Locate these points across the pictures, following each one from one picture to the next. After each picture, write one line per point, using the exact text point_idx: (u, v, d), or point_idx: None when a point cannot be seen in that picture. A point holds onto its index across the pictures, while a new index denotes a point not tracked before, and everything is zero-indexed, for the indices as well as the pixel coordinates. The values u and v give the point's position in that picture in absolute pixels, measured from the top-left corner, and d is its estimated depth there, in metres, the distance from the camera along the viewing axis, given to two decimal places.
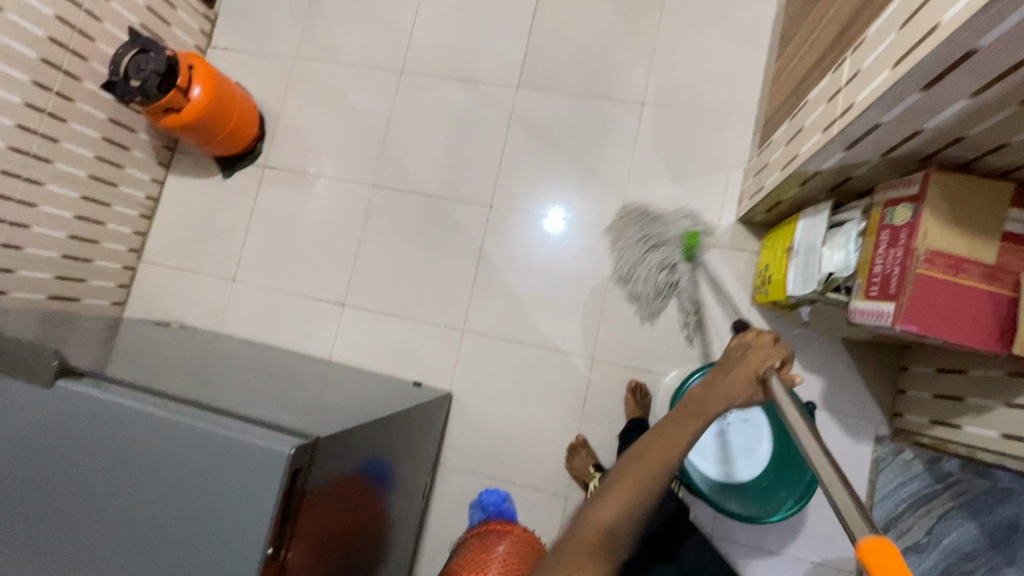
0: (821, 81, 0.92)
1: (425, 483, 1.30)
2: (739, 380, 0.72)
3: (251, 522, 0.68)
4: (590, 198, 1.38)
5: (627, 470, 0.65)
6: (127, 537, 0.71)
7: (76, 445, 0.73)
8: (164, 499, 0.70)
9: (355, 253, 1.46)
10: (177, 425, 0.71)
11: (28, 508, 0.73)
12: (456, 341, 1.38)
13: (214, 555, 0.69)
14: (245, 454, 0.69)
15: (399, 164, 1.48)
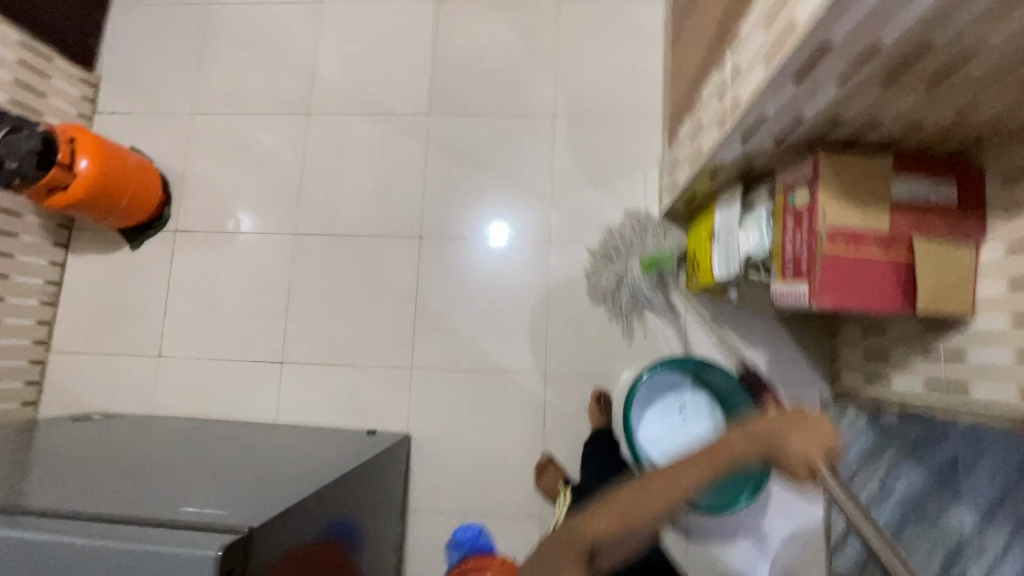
0: (710, 78, 0.96)
1: (396, 533, 1.25)
2: (798, 448, 0.73)
3: None
4: (518, 214, 1.38)
5: (648, 487, 0.74)
6: None
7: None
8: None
9: (287, 306, 1.40)
10: (88, 548, 0.66)
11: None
12: (407, 380, 1.34)
13: None
14: (171, 561, 0.65)
15: (319, 208, 1.43)
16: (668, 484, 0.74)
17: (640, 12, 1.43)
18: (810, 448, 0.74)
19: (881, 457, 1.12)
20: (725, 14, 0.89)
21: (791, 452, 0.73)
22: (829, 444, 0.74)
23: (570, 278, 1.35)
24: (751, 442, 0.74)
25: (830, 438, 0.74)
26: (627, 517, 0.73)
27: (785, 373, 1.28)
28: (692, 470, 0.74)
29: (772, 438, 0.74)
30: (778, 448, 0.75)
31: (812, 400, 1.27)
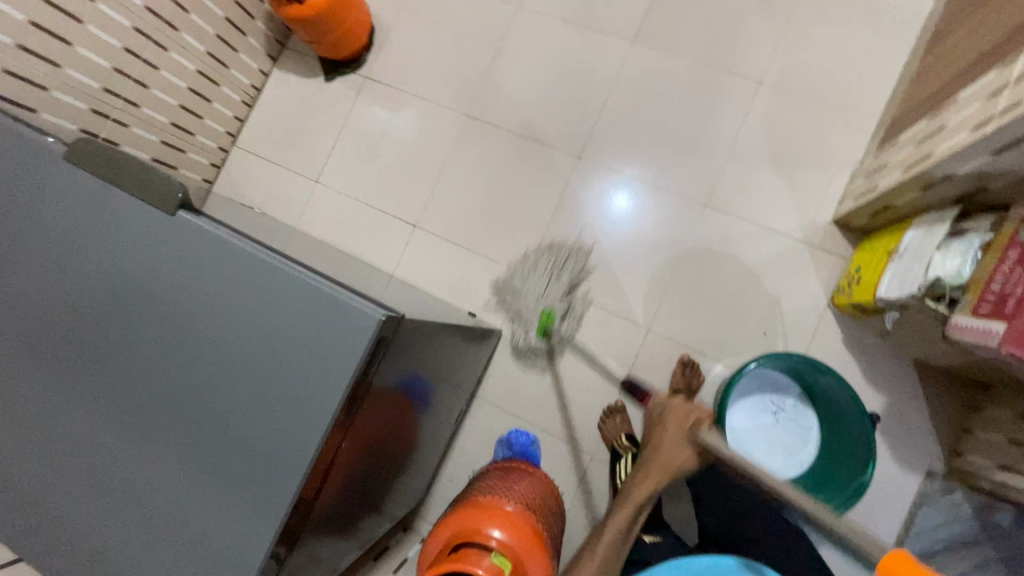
0: (981, 79, 0.85)
1: (460, 410, 1.34)
2: (676, 438, 1.00)
3: (329, 379, 0.68)
4: (682, 168, 1.34)
5: (599, 533, 0.95)
6: (205, 379, 0.72)
7: (166, 281, 0.73)
8: (241, 346, 0.71)
9: (436, 179, 1.48)
10: (266, 268, 0.71)
11: (113, 337, 0.75)
12: (517, 285, 1.39)
13: (287, 410, 0.69)
14: (335, 312, 0.68)
15: (497, 98, 1.47)
16: (622, 523, 0.94)
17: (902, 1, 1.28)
18: (679, 420, 1.02)
19: (965, 551, 1.06)
20: None
21: (678, 428, 1.00)
22: (687, 411, 1.03)
23: (710, 250, 1.31)
24: (652, 454, 0.99)
25: (682, 415, 1.01)
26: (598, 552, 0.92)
27: (899, 427, 1.18)
28: (636, 494, 0.96)
29: (655, 465, 0.97)
30: (658, 467, 0.97)
31: (917, 465, 1.17)
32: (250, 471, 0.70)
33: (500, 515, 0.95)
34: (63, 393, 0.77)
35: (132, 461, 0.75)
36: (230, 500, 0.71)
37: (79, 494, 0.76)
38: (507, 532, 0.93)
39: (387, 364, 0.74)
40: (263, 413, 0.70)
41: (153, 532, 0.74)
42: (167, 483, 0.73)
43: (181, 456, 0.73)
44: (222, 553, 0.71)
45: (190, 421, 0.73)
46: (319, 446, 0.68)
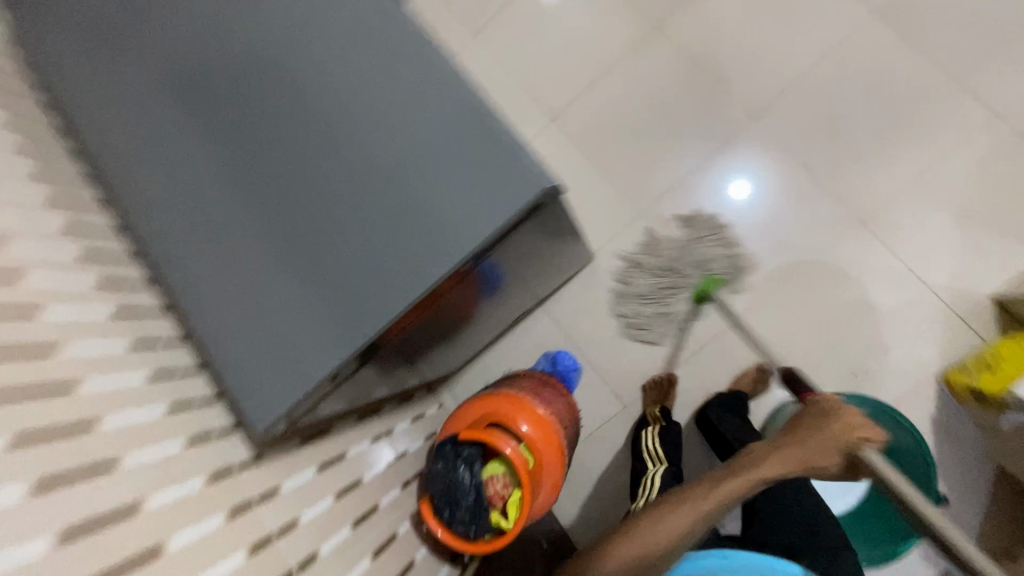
0: None
1: (520, 313, 1.30)
2: (825, 448, 0.72)
3: (470, 223, 0.62)
4: (858, 176, 1.22)
5: (657, 510, 0.79)
6: (343, 174, 0.68)
7: (338, 61, 0.67)
8: (388, 156, 0.65)
9: (595, 77, 1.35)
10: (454, 83, 0.64)
11: (262, 97, 0.71)
12: (629, 220, 1.32)
13: (417, 238, 0.65)
14: (507, 157, 0.61)
15: (695, 19, 1.31)
16: (690, 510, 0.77)
17: None
18: (829, 441, 0.72)
19: None
20: None
21: (829, 438, 0.72)
22: (857, 432, 0.71)
23: (845, 270, 1.21)
24: (773, 453, 0.75)
25: (849, 423, 0.72)
26: (652, 533, 0.77)
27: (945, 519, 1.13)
28: (704, 493, 0.77)
29: (781, 453, 0.75)
30: (786, 465, 0.74)
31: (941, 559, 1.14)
32: (350, 283, 0.68)
33: (526, 408, 0.97)
34: (196, 132, 0.75)
35: (240, 226, 0.73)
36: (322, 302, 0.69)
37: (181, 235, 0.76)
38: (533, 429, 0.95)
39: (520, 234, 0.68)
40: (390, 232, 0.66)
41: (237, 300, 0.74)
42: (265, 261, 0.72)
43: (287, 241, 0.71)
44: (296, 346, 0.71)
45: (314, 210, 0.69)
46: (429, 286, 0.65)
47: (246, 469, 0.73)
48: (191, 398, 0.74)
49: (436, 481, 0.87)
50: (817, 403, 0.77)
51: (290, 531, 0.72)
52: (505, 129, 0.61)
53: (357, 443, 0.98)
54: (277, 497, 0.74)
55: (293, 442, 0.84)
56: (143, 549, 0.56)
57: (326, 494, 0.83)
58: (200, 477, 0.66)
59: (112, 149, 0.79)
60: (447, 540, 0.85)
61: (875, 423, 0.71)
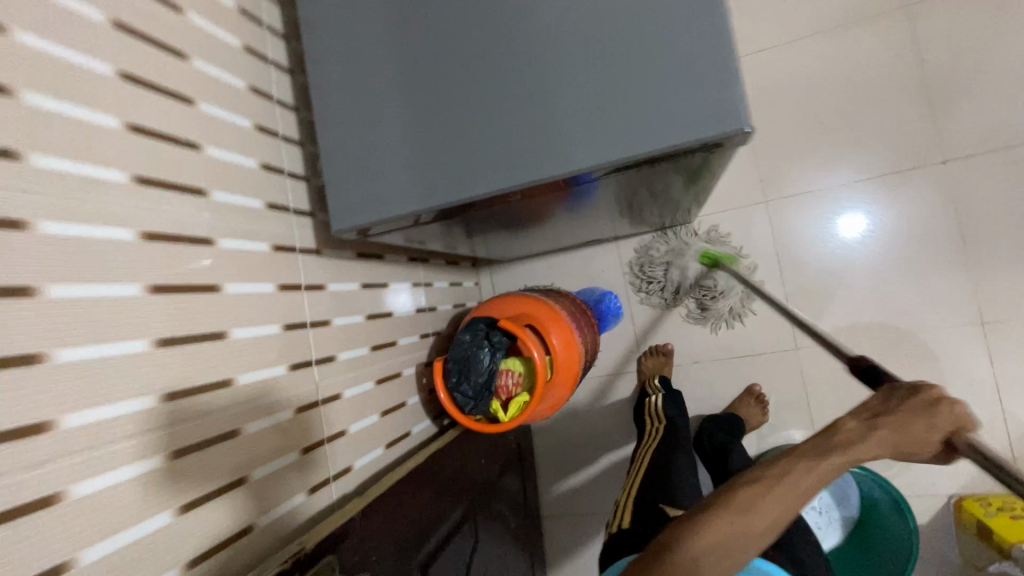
0: None
1: (593, 237, 1.25)
2: (926, 430, 0.49)
3: (634, 129, 0.57)
4: (1010, 273, 1.08)
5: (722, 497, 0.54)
6: (528, 16, 0.61)
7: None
8: (569, 25, 0.59)
9: (801, 34, 1.18)
10: None
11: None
12: (748, 203, 1.21)
13: (570, 118, 0.59)
14: (711, 78, 0.54)
15: (947, 21, 1.11)
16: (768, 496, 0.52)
17: None
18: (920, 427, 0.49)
19: None
20: None
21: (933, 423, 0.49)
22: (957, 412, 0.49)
23: (929, 357, 1.12)
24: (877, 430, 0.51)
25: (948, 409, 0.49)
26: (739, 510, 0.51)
27: None
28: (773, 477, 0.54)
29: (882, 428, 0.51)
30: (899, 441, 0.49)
31: None
32: (468, 139, 0.64)
33: (560, 324, 0.97)
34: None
35: (385, 28, 0.68)
36: (431, 143, 0.66)
37: (326, 6, 0.71)
38: (560, 346, 0.95)
39: (659, 168, 0.63)
40: (546, 98, 0.60)
41: (352, 99, 0.70)
42: (395, 76, 0.68)
43: (425, 67, 0.66)
44: (389, 172, 0.69)
45: (479, 41, 0.63)
46: (545, 179, 0.61)
47: (304, 255, 0.74)
48: (282, 166, 0.73)
49: (456, 348, 0.89)
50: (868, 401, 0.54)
51: (321, 327, 0.75)
52: (709, 51, 0.54)
53: (400, 280, 1.00)
54: (321, 292, 0.76)
55: (349, 252, 0.84)
56: (204, 282, 0.57)
57: (358, 312, 0.85)
58: (267, 243, 0.67)
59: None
60: (443, 402, 0.88)
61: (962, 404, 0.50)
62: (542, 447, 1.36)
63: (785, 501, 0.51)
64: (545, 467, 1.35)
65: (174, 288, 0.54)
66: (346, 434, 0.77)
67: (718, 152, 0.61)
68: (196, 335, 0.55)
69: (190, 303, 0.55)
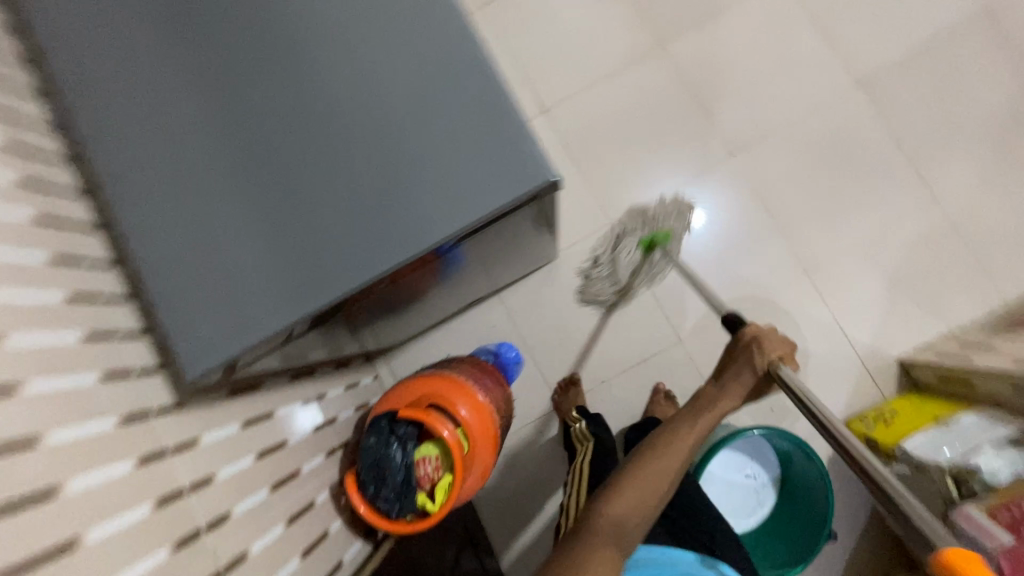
0: None
1: (476, 298, 1.31)
2: (747, 378, 0.76)
3: (465, 199, 0.61)
4: (811, 228, 1.29)
5: (641, 467, 0.69)
6: (340, 127, 0.64)
7: (361, 16, 0.65)
8: (389, 122, 0.63)
9: (592, 83, 1.36)
10: (476, 62, 0.62)
11: (269, 29, 0.66)
12: (598, 229, 1.34)
13: (405, 204, 0.62)
14: (517, 142, 0.60)
15: (698, 50, 1.34)
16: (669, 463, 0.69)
17: None
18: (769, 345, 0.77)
19: None
20: None
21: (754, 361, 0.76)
22: (778, 348, 0.77)
23: (781, 314, 1.28)
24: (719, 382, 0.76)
25: (758, 352, 0.76)
26: (631, 494, 0.66)
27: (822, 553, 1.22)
28: (659, 472, 0.68)
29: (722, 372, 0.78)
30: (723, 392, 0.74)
31: None
32: (313, 247, 0.64)
33: (469, 395, 0.97)
34: (180, 44, 0.68)
35: (207, 160, 0.67)
36: (276, 261, 0.65)
37: (131, 155, 0.68)
38: (472, 415, 0.95)
39: (503, 222, 0.67)
40: (377, 194, 0.63)
41: (185, 236, 0.67)
42: (230, 203, 0.66)
43: (259, 187, 0.65)
44: (238, 302, 0.65)
45: (299, 156, 0.65)
46: (402, 260, 0.62)
47: (164, 416, 0.67)
48: (114, 328, 0.66)
49: (366, 455, 0.84)
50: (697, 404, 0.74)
51: (204, 488, 0.67)
52: (507, 120, 0.61)
53: (289, 403, 0.94)
54: (196, 449, 0.69)
55: (219, 393, 0.78)
56: (35, 489, 0.49)
57: (247, 454, 0.77)
58: (112, 417, 0.60)
59: (73, 33, 0.70)
60: (367, 516, 0.82)
61: (760, 328, 0.78)
62: (489, 518, 1.31)
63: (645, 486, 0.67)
64: (498, 536, 1.31)
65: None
66: None
67: (548, 197, 0.66)
68: (39, 557, 0.47)
69: (24, 523, 0.47)
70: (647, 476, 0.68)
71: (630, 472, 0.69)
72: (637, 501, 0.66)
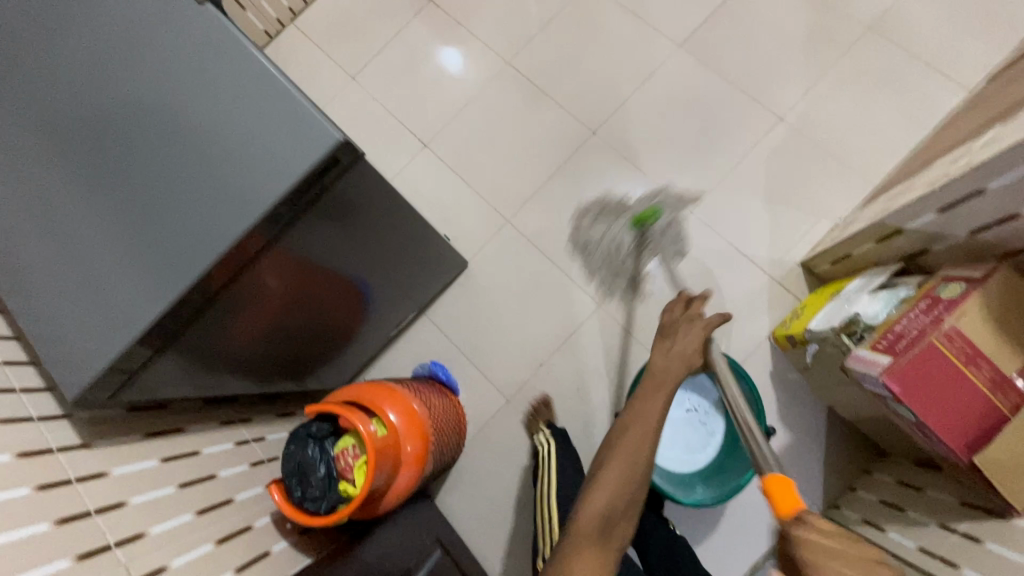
0: (943, 155, 0.91)
1: (403, 320, 1.39)
2: (690, 346, 0.80)
3: (277, 172, 0.72)
4: (682, 172, 1.40)
5: (603, 467, 0.71)
6: (162, 149, 0.75)
7: (162, 42, 0.75)
8: (211, 119, 0.74)
9: (460, 110, 1.53)
10: (255, 63, 0.74)
11: (88, 74, 0.76)
12: (499, 228, 1.45)
13: (233, 192, 0.73)
14: (305, 116, 0.72)
15: (541, 57, 1.52)
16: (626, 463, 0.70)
17: (926, 87, 1.34)
18: (687, 340, 0.81)
19: None
20: (979, 123, 0.87)
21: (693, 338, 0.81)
22: (699, 334, 0.81)
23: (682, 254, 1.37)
24: (672, 361, 0.78)
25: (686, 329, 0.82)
26: (610, 509, 0.68)
27: (792, 465, 1.22)
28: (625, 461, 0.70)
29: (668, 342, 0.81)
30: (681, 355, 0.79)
31: None
32: (165, 252, 0.74)
33: (393, 394, 1.02)
34: (25, 103, 0.77)
35: (70, 195, 0.76)
36: (137, 274, 0.74)
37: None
38: (401, 420, 1.00)
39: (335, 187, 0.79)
40: (206, 193, 0.74)
41: (59, 269, 0.76)
42: (97, 228, 0.76)
43: (113, 209, 0.76)
44: (113, 318, 0.74)
45: (136, 183, 0.75)
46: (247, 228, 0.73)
47: (65, 451, 0.72)
48: (12, 383, 0.73)
49: (289, 460, 0.87)
50: (671, 351, 0.80)
51: (115, 511, 0.71)
52: (292, 101, 0.73)
53: (217, 442, 0.98)
54: (104, 478, 0.73)
55: (134, 434, 0.83)
56: None
57: (167, 484, 0.81)
58: (8, 451, 0.65)
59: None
60: (294, 517, 0.84)
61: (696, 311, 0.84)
62: (470, 527, 1.31)
63: (621, 468, 0.70)
64: (484, 542, 1.30)
65: None
66: None
67: (359, 161, 0.78)
68: None
69: None
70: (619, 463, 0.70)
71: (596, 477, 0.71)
72: (618, 484, 0.69)
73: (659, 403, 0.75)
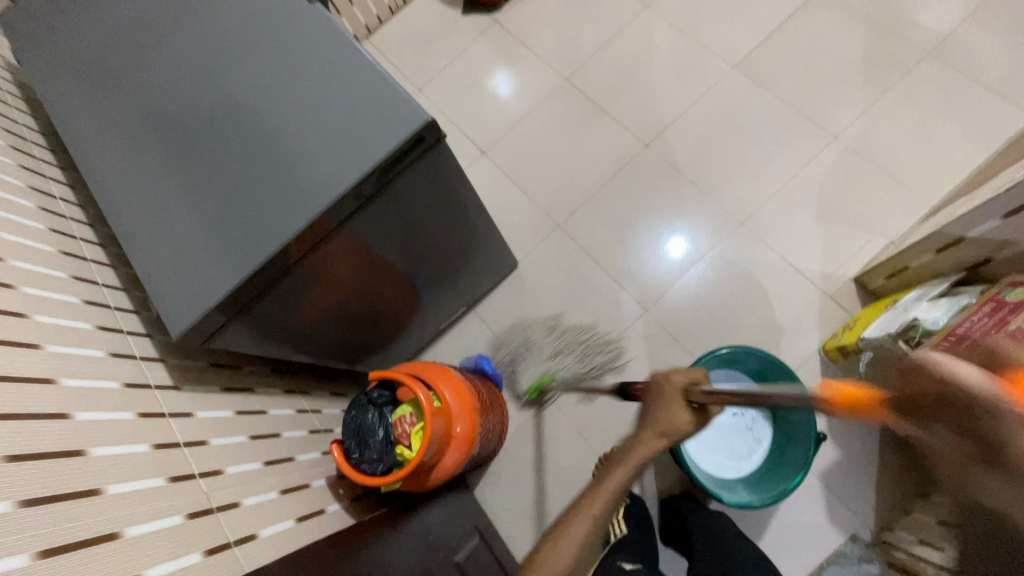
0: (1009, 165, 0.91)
1: (453, 314, 1.45)
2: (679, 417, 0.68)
3: (367, 147, 0.80)
4: (733, 186, 1.43)
5: (551, 536, 0.69)
6: (268, 128, 0.85)
7: (280, 40, 0.87)
8: (313, 103, 0.84)
9: (518, 121, 1.62)
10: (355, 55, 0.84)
11: (212, 70, 0.90)
12: (550, 231, 1.51)
13: (325, 164, 0.81)
14: (395, 99, 0.80)
15: (598, 75, 1.60)
16: (563, 542, 0.67)
17: (985, 112, 1.34)
18: (672, 416, 0.68)
19: None
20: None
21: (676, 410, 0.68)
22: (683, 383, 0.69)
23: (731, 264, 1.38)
24: (655, 438, 0.68)
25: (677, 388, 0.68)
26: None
27: (841, 482, 1.19)
28: (573, 537, 0.67)
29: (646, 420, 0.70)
30: (662, 423, 0.68)
31: (845, 524, 1.17)
32: (261, 216, 0.83)
33: (448, 376, 1.06)
34: (162, 91, 0.92)
35: (188, 167, 0.88)
36: (235, 235, 0.83)
37: (119, 194, 0.89)
38: (455, 399, 1.03)
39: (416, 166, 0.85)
40: (302, 164, 0.82)
41: (161, 242, 0.86)
42: (206, 195, 0.86)
43: (211, 192, 0.86)
44: (210, 273, 0.83)
45: (243, 158, 0.86)
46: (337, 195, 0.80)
47: (159, 389, 0.79)
48: (120, 325, 0.81)
49: (349, 423, 0.92)
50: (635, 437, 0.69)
51: (198, 446, 0.77)
52: (384, 86, 0.81)
53: (281, 407, 1.05)
54: (189, 417, 0.80)
55: (213, 387, 0.90)
56: (51, 410, 0.61)
57: (239, 433, 0.87)
58: (116, 380, 0.73)
59: (77, 116, 0.95)
60: (351, 477, 0.89)
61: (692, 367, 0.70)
62: (506, 521, 1.32)
63: (564, 553, 0.67)
64: (519, 538, 1.31)
65: (21, 415, 0.57)
66: (257, 538, 0.74)
67: (440, 143, 0.85)
68: (51, 453, 0.57)
69: (35, 426, 0.58)
70: (563, 543, 0.67)
71: (538, 551, 0.69)
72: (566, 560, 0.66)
73: (617, 481, 0.69)
